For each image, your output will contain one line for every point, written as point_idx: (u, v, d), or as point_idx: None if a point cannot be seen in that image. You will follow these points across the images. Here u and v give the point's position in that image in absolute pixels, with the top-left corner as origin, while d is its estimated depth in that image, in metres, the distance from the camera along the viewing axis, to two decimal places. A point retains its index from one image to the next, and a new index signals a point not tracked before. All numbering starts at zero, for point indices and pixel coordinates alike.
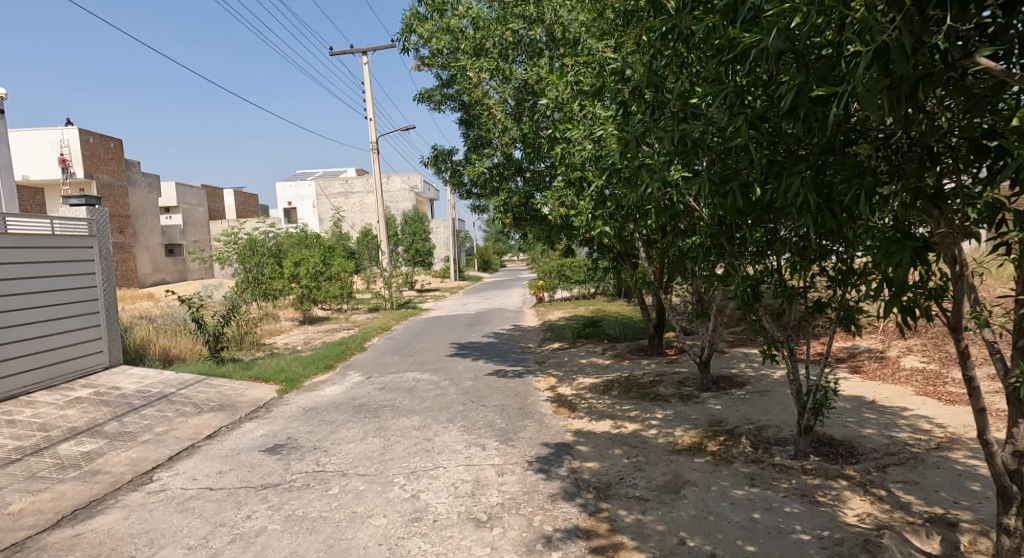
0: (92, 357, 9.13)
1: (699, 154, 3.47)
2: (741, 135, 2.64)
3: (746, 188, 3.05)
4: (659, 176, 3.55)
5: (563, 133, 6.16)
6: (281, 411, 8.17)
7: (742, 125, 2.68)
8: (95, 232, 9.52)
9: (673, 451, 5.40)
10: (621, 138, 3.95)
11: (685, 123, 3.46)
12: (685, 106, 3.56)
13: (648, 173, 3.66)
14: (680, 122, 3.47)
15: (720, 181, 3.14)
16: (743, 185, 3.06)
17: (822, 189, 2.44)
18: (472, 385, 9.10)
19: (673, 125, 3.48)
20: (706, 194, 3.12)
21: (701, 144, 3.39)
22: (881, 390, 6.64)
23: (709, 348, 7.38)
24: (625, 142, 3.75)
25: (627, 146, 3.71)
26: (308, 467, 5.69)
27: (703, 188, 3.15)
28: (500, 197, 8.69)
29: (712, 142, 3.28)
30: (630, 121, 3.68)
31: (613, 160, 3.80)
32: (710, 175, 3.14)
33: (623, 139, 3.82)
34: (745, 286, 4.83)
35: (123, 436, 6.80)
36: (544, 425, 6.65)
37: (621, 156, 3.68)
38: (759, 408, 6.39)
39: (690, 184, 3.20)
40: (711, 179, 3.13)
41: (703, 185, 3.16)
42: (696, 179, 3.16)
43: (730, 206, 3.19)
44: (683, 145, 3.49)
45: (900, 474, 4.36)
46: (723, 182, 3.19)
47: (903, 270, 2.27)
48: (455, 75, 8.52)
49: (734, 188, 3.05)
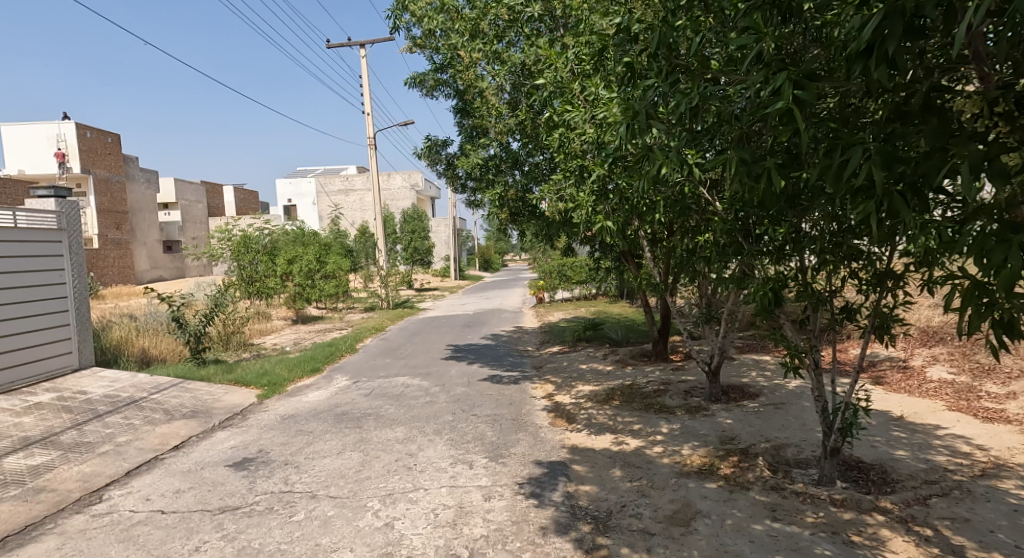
0: (60, 359, 8.58)
1: (726, 127, 2.94)
2: (783, 97, 2.09)
3: (782, 167, 2.53)
4: (673, 156, 2.95)
5: (561, 116, 5.59)
6: (258, 419, 7.61)
7: (784, 83, 2.13)
8: (65, 225, 8.93)
9: (680, 473, 4.82)
10: (624, 107, 3.37)
11: (707, 87, 2.92)
12: (707, 69, 3.04)
13: (656, 148, 3.05)
14: (703, 85, 2.91)
15: (747, 161, 2.62)
16: (779, 162, 2.53)
17: (890, 164, 1.96)
18: (464, 392, 8.53)
19: (691, 92, 2.93)
20: (734, 176, 2.56)
21: (728, 117, 2.86)
22: (908, 405, 6.05)
23: (719, 355, 6.84)
24: (632, 112, 3.17)
25: (635, 117, 3.13)
26: (276, 486, 5.12)
27: (730, 170, 2.59)
28: (496, 190, 8.08)
29: (742, 115, 2.75)
30: (641, 84, 3.10)
31: (619, 134, 3.18)
32: (741, 152, 2.59)
33: (627, 109, 3.23)
34: (766, 289, 4.28)
35: (80, 447, 6.26)
36: (539, 440, 6.07)
37: (627, 131, 3.09)
38: (774, 424, 5.82)
39: (713, 163, 2.64)
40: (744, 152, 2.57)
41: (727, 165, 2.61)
42: (722, 155, 2.61)
43: (760, 192, 2.64)
44: (701, 113, 2.95)
45: (946, 509, 3.76)
46: (753, 162, 2.65)
47: (1003, 272, 1.74)
48: (448, 57, 7.94)
49: (768, 167, 2.52)
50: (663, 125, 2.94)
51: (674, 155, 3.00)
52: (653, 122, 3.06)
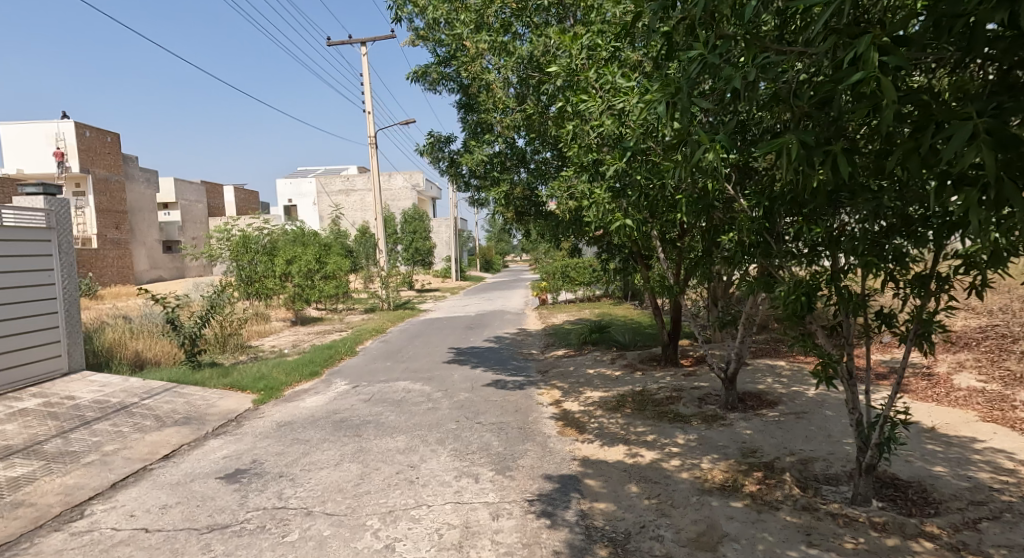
0: (48, 363, 8.27)
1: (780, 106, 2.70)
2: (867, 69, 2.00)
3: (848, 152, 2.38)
4: (723, 140, 2.72)
5: (574, 107, 5.32)
6: (253, 427, 7.29)
7: (869, 55, 2.03)
8: (54, 224, 8.61)
9: (702, 490, 4.49)
10: (661, 85, 3.12)
11: (760, 59, 2.66)
12: (758, 39, 2.77)
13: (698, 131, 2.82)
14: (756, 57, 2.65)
15: (808, 147, 2.45)
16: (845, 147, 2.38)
17: (999, 146, 1.95)
18: (468, 398, 8.21)
19: (742, 67, 2.70)
20: (795, 161, 2.34)
21: (784, 96, 2.64)
22: (938, 415, 5.72)
23: (736, 361, 6.54)
24: (673, 89, 2.96)
25: (677, 95, 2.89)
26: (269, 502, 4.80)
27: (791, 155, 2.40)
28: (502, 187, 7.77)
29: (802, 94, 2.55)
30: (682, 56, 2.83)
31: (658, 113, 2.95)
32: (800, 137, 2.40)
33: (666, 86, 3.01)
34: (798, 293, 3.97)
35: (64, 457, 5.94)
36: (548, 451, 5.75)
37: (667, 112, 2.85)
38: (797, 435, 5.49)
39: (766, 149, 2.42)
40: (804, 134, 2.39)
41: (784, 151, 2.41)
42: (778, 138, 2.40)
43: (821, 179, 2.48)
44: (751, 90, 2.70)
45: (1000, 534, 3.44)
46: (813, 148, 2.49)
47: None
48: (453, 49, 7.64)
49: (833, 153, 2.35)
50: (710, 107, 2.72)
51: (722, 140, 2.77)
52: (697, 100, 2.82)
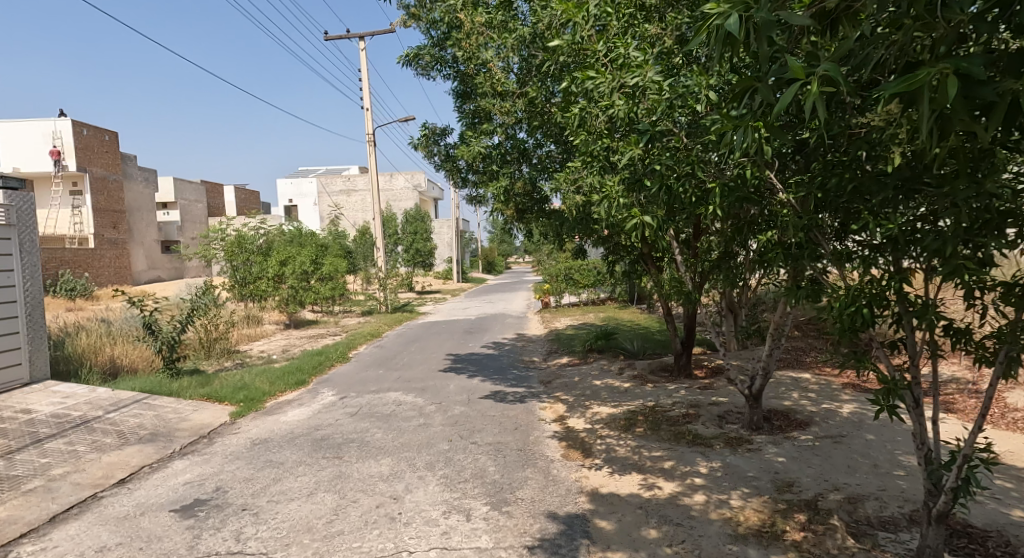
0: (6, 372, 7.60)
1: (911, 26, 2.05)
2: None
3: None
4: (834, 69, 1.96)
5: (580, 84, 4.60)
6: (225, 445, 6.59)
7: None
8: (14, 221, 7.92)
9: (735, 537, 3.77)
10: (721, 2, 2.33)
11: None
12: None
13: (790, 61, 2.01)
14: None
15: (966, 84, 1.88)
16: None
17: None
18: (462, 413, 7.49)
19: None
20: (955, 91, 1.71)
21: (925, 12, 2.03)
22: (999, 442, 5.01)
23: (763, 376, 5.82)
24: (745, 4, 2.16)
25: (752, 9, 2.16)
26: (223, 545, 4.09)
27: (940, 96, 1.82)
28: (502, 182, 7.04)
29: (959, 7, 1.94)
30: None
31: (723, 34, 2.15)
32: (961, 64, 1.78)
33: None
34: (858, 304, 3.22)
35: (3, 483, 5.25)
36: (551, 480, 5.04)
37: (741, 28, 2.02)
38: (837, 464, 4.77)
39: (900, 87, 1.80)
40: (969, 63, 1.81)
41: (926, 89, 1.79)
42: (918, 71, 1.78)
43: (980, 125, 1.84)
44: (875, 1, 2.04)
45: None
46: (972, 84, 1.86)
47: None
48: (449, 29, 6.94)
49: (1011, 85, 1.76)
50: (809, 21, 1.97)
51: (833, 68, 1.97)
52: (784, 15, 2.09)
